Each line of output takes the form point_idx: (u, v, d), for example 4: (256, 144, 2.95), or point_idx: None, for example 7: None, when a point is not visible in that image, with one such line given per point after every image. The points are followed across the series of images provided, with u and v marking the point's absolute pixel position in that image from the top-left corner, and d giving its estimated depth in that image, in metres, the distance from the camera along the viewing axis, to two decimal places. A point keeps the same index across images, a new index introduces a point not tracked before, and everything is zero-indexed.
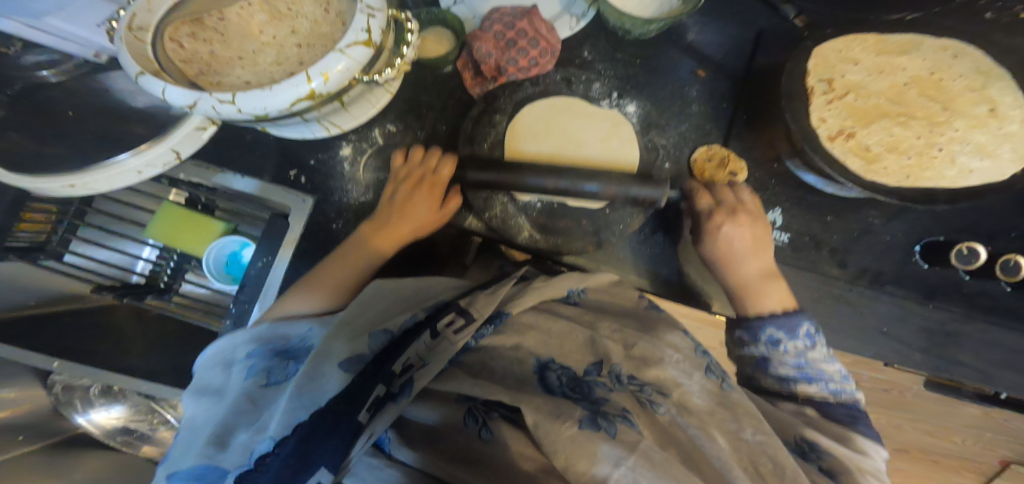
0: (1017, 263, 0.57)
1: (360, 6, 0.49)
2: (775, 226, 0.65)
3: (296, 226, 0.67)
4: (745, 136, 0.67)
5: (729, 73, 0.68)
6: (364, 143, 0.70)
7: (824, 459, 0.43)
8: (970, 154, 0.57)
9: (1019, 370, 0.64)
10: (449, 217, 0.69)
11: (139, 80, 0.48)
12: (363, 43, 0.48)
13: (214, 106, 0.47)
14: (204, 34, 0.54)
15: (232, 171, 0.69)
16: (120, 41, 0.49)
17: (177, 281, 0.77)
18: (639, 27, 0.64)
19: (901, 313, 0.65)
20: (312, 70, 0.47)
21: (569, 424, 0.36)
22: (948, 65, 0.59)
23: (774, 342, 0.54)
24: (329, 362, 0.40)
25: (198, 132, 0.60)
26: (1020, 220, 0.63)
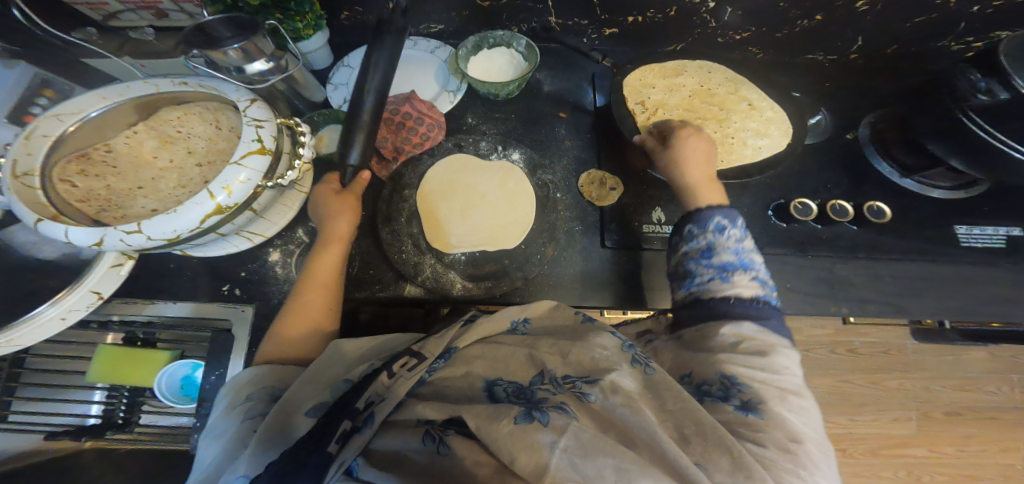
0: (839, 204, 0.72)
1: (247, 120, 0.57)
2: (661, 222, 0.73)
3: (243, 337, 0.70)
4: (613, 156, 0.77)
5: (585, 111, 0.81)
6: (291, 245, 0.75)
7: (743, 393, 0.45)
8: (753, 136, 0.72)
9: (915, 293, 0.70)
10: (390, 292, 0.70)
11: (37, 227, 0.51)
12: (256, 151, 0.55)
13: (122, 238, 0.52)
14: (96, 169, 0.59)
15: (165, 299, 0.73)
16: (10, 191, 0.51)
17: (135, 414, 0.74)
18: (501, 90, 0.78)
19: (793, 268, 0.70)
20: (214, 187, 0.54)
21: (505, 421, 0.41)
22: (708, 78, 0.77)
23: (720, 228, 0.58)
24: (296, 416, 0.45)
25: (115, 270, 0.63)
26: (835, 174, 0.77)
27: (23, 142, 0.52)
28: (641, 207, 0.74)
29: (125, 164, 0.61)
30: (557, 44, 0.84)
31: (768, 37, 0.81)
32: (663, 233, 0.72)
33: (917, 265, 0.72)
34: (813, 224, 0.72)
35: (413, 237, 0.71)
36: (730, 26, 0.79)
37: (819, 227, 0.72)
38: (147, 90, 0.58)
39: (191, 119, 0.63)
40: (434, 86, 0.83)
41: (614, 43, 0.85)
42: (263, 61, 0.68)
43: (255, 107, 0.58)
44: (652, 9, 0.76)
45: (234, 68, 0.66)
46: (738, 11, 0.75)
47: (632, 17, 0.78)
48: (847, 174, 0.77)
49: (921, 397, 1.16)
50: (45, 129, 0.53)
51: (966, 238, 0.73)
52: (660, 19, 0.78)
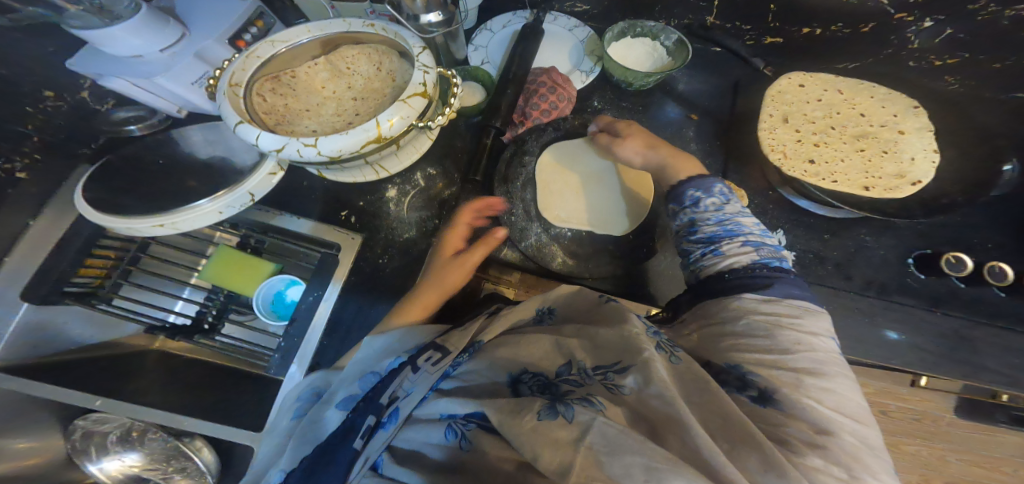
0: (1002, 268, 0.60)
1: (419, 65, 0.67)
2: (781, 246, 0.68)
3: (345, 262, 0.71)
4: (738, 168, 0.75)
5: (715, 117, 0.80)
6: (407, 186, 0.77)
7: (757, 382, 0.46)
8: (927, 156, 0.66)
9: None
10: (487, 250, 0.72)
11: (237, 127, 0.63)
12: (419, 94, 0.66)
13: (298, 149, 0.62)
14: (281, 88, 0.72)
15: (290, 214, 0.76)
16: (224, 95, 0.65)
17: (219, 322, 0.77)
18: (639, 80, 0.78)
19: (919, 322, 0.62)
20: (381, 118, 0.64)
21: (528, 418, 0.43)
22: (873, 98, 0.72)
23: (695, 203, 0.61)
24: (328, 410, 0.53)
25: (268, 177, 0.72)
26: (992, 232, 0.66)
27: (243, 60, 0.67)
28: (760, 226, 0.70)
29: (300, 90, 0.74)
30: (718, 48, 0.82)
31: (980, 68, 0.68)
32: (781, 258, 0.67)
33: None
34: (956, 281, 0.64)
35: (525, 203, 0.72)
36: (930, 50, 0.70)
37: (962, 285, 0.64)
38: (341, 28, 0.71)
39: (360, 58, 0.76)
40: (567, 63, 0.85)
41: (771, 52, 0.81)
42: (436, 15, 0.73)
43: (424, 54, 0.69)
44: (841, 22, 0.72)
45: (412, 16, 0.73)
46: (955, 33, 0.66)
47: (809, 28, 0.75)
48: (1008, 237, 0.65)
49: (931, 465, 1.07)
50: (261, 51, 0.68)
51: None
52: (845, 33, 0.73)
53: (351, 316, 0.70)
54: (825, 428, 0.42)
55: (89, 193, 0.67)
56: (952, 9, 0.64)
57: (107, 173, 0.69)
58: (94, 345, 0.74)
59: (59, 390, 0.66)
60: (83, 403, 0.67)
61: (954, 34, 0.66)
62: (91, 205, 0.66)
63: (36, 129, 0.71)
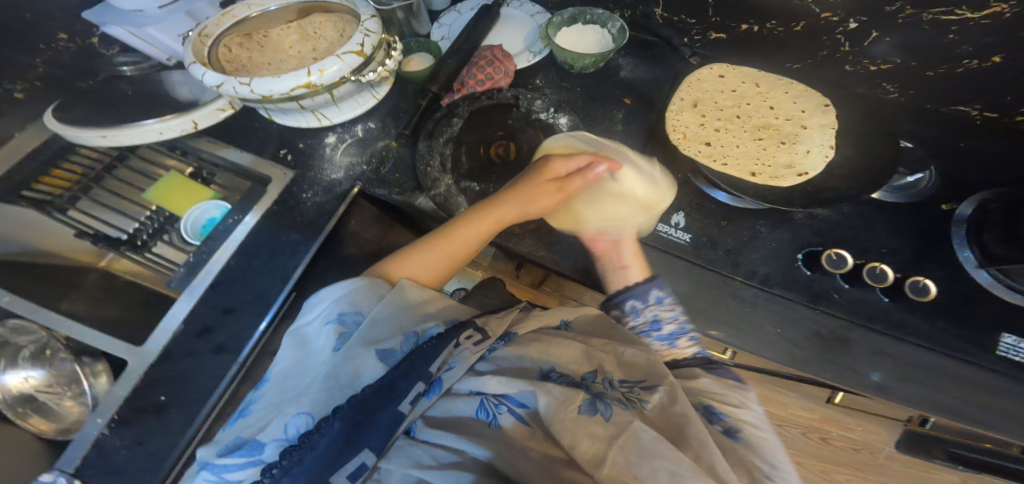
0: (880, 269, 0.62)
1: (362, 28, 0.74)
2: (677, 227, 0.70)
3: (272, 194, 0.76)
4: (656, 150, 0.76)
5: (650, 104, 0.81)
6: (346, 135, 0.83)
7: (725, 421, 0.53)
8: (819, 147, 0.70)
9: (910, 380, 0.60)
10: (404, 197, 0.76)
11: (191, 66, 0.76)
12: (355, 52, 0.73)
13: (236, 85, 0.71)
14: (249, 43, 0.85)
15: (235, 148, 0.83)
16: (191, 42, 0.79)
17: (152, 241, 0.83)
18: (577, 61, 0.81)
19: (792, 315, 0.64)
20: (313, 68, 0.71)
21: (571, 410, 0.48)
22: (787, 95, 0.78)
23: (634, 310, 0.64)
24: (368, 350, 0.50)
25: (216, 112, 0.81)
26: (889, 239, 0.66)
27: (218, 18, 0.81)
28: (662, 206, 0.71)
29: (268, 46, 0.87)
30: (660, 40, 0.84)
31: (914, 74, 0.71)
32: (675, 238, 0.70)
33: (943, 360, 0.61)
34: (839, 281, 0.65)
35: (444, 156, 0.76)
36: (864, 54, 0.71)
37: (846, 286, 0.64)
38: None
39: (324, 27, 0.88)
40: (520, 44, 0.89)
41: (716, 49, 0.83)
42: None
43: (371, 21, 0.76)
44: (774, 20, 0.74)
45: None
46: (888, 38, 0.67)
47: (747, 25, 0.77)
48: (905, 244, 0.66)
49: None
50: (237, 12, 0.83)
51: (1006, 347, 0.60)
52: (783, 33, 0.75)
53: (263, 242, 0.73)
54: (772, 463, 0.49)
55: (67, 113, 0.79)
56: (872, 11, 0.65)
57: (84, 98, 0.82)
58: (37, 251, 0.80)
59: None
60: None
61: (882, 38, 0.68)
62: (66, 123, 0.77)
63: (43, 63, 0.84)
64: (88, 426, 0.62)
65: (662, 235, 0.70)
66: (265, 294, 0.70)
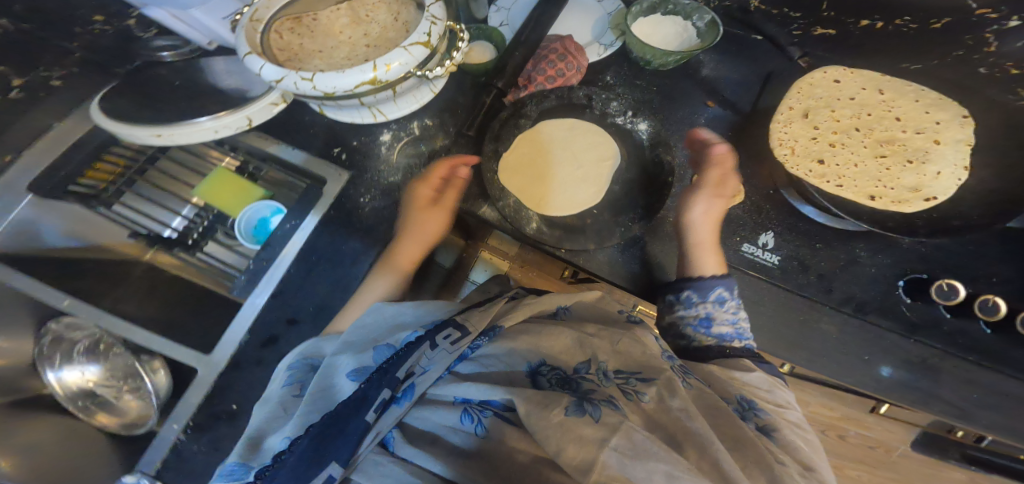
0: (994, 302, 0.55)
1: (427, 16, 0.66)
2: (765, 248, 0.65)
3: (329, 196, 0.72)
4: (745, 163, 0.70)
5: (734, 108, 0.75)
6: (403, 132, 0.77)
7: (759, 419, 0.49)
8: (951, 165, 0.65)
9: (1005, 414, 0.58)
10: (465, 205, 0.70)
11: (245, 58, 0.68)
12: (422, 44, 0.65)
13: (301, 81, 0.64)
14: (300, 30, 0.74)
15: (287, 144, 0.78)
16: (243, 30, 0.70)
17: (202, 240, 0.82)
18: (657, 58, 0.74)
19: (888, 346, 0.60)
20: (378, 62, 0.64)
21: (556, 411, 0.43)
22: (913, 105, 0.70)
23: (720, 300, 0.60)
24: (337, 376, 0.52)
25: (270, 107, 0.76)
26: (1000, 266, 0.60)
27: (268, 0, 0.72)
28: (750, 224, 0.67)
29: (318, 31, 0.76)
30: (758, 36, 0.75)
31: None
32: (763, 260, 0.65)
33: None
34: (941, 310, 0.59)
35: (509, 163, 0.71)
36: (1008, 55, 0.59)
37: (948, 316, 0.59)
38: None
39: (380, 10, 0.77)
40: (589, 34, 0.81)
41: (819, 46, 0.73)
42: None
43: (436, 7, 0.67)
44: (907, 16, 0.62)
45: None
46: None
47: (867, 21, 0.65)
48: (1017, 272, 0.59)
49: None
50: None
51: None
52: (913, 32, 0.64)
53: (325, 250, 0.70)
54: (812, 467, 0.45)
55: (108, 103, 0.72)
56: None
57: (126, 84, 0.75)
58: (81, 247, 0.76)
59: (38, 286, 0.70)
60: (51, 301, 0.70)
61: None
62: (108, 114, 0.71)
63: (80, 48, 0.74)
64: (166, 431, 0.66)
65: (748, 257, 0.66)
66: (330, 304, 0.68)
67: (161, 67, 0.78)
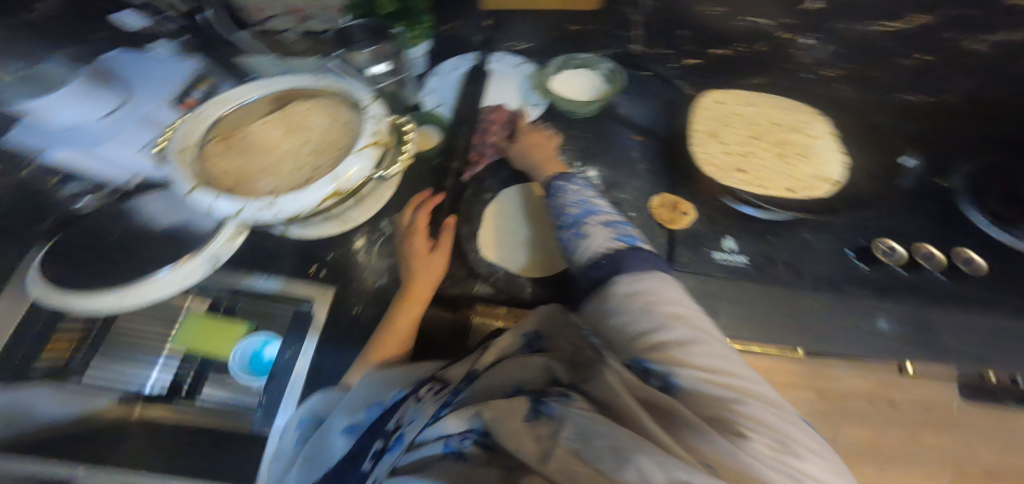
0: (928, 250, 0.69)
1: (370, 118, 0.65)
2: (733, 252, 0.72)
3: (320, 316, 0.70)
4: (687, 183, 0.79)
5: (659, 136, 0.85)
6: (375, 235, 0.77)
7: (677, 381, 0.45)
8: (831, 150, 0.77)
9: (1005, 348, 0.63)
10: (458, 289, 0.74)
11: (189, 196, 0.60)
12: (372, 145, 0.62)
13: (255, 212, 0.59)
14: (234, 149, 0.67)
15: (265, 273, 0.73)
16: (173, 162, 0.62)
17: (196, 388, 0.69)
18: (581, 109, 0.85)
19: (872, 310, 0.67)
20: (336, 174, 0.60)
21: (514, 420, 0.41)
22: (783, 110, 0.83)
23: (563, 197, 0.71)
24: (333, 432, 0.56)
25: (231, 241, 0.62)
26: (912, 219, 0.74)
27: (188, 124, 0.65)
28: (712, 235, 0.74)
29: (254, 149, 0.67)
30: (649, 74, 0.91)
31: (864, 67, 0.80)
32: (734, 262, 0.71)
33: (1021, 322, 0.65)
34: (899, 271, 0.69)
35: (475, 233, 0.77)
36: (816, 62, 0.85)
37: (906, 274, 0.68)
38: (289, 82, 0.71)
39: (313, 113, 0.71)
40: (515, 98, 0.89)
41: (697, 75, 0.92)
42: (385, 64, 0.77)
43: (375, 108, 0.67)
44: (740, 42, 0.86)
45: (357, 69, 0.77)
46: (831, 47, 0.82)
47: (721, 50, 0.88)
48: (927, 221, 0.73)
49: None
50: (206, 113, 0.66)
51: None
52: (748, 52, 0.87)
53: (335, 365, 0.69)
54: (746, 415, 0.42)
55: (48, 274, 0.59)
56: (815, 24, 0.80)
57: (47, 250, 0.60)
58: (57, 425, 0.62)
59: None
60: None
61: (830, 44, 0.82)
62: (42, 279, 0.59)
63: None
64: None
65: (722, 263, 0.72)
66: None
67: (88, 217, 0.63)
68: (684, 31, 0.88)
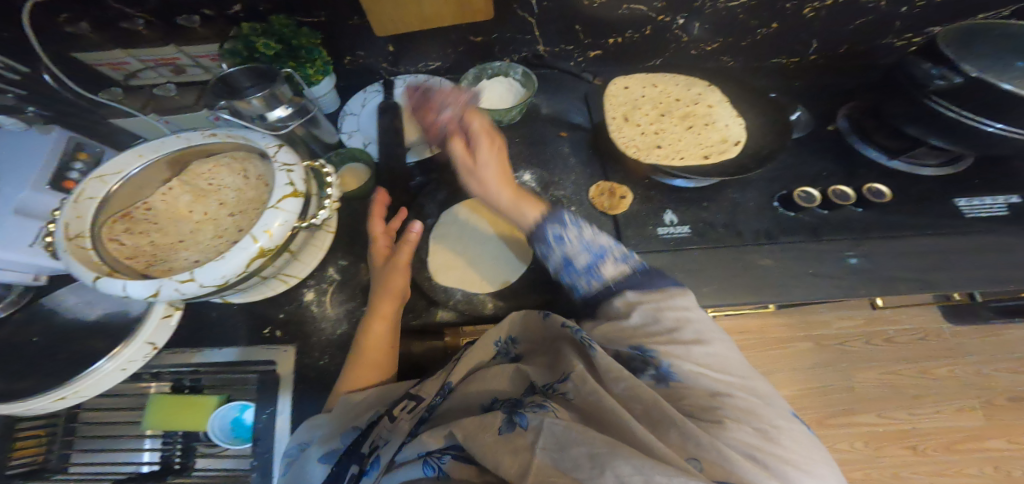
0: (839, 189, 0.73)
1: (280, 167, 0.64)
2: (674, 224, 0.74)
3: (287, 371, 0.67)
4: (617, 167, 0.81)
5: (583, 128, 0.88)
6: (323, 284, 0.75)
7: (655, 364, 0.48)
8: (731, 114, 0.82)
9: (936, 266, 0.68)
10: (424, 319, 0.72)
11: (94, 284, 0.58)
12: (291, 195, 0.61)
13: (176, 288, 0.55)
14: (139, 225, 0.69)
15: (209, 346, 0.71)
16: (65, 253, 0.60)
17: (190, 457, 0.69)
18: (504, 116, 0.87)
19: (810, 254, 0.70)
20: (256, 231, 0.58)
21: (490, 433, 0.45)
22: (680, 85, 0.88)
23: (559, 239, 0.57)
24: (311, 462, 0.55)
25: (166, 320, 0.64)
26: (823, 162, 0.79)
27: (75, 207, 0.63)
28: (651, 213, 0.76)
29: (163, 220, 0.72)
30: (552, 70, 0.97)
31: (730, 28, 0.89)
32: (678, 234, 0.73)
33: (938, 239, 0.70)
34: (818, 210, 0.73)
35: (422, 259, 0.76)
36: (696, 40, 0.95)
37: (825, 211, 0.73)
38: (179, 145, 0.71)
39: (219, 171, 0.75)
40: None
41: (603, 64, 1.01)
42: (284, 108, 0.77)
43: (285, 156, 0.66)
44: (630, 30, 0.92)
45: (257, 116, 0.76)
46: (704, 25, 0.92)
47: (613, 39, 0.94)
48: (835, 162, 0.79)
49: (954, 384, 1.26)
50: (91, 191, 0.64)
51: (967, 208, 0.73)
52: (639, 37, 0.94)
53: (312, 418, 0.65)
54: (714, 389, 0.45)
55: None
56: (684, 8, 0.88)
57: None
58: None
59: None
60: None
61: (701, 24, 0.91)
62: None
63: None
64: None
65: (666, 237, 0.74)
66: None
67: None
68: (579, 27, 0.91)
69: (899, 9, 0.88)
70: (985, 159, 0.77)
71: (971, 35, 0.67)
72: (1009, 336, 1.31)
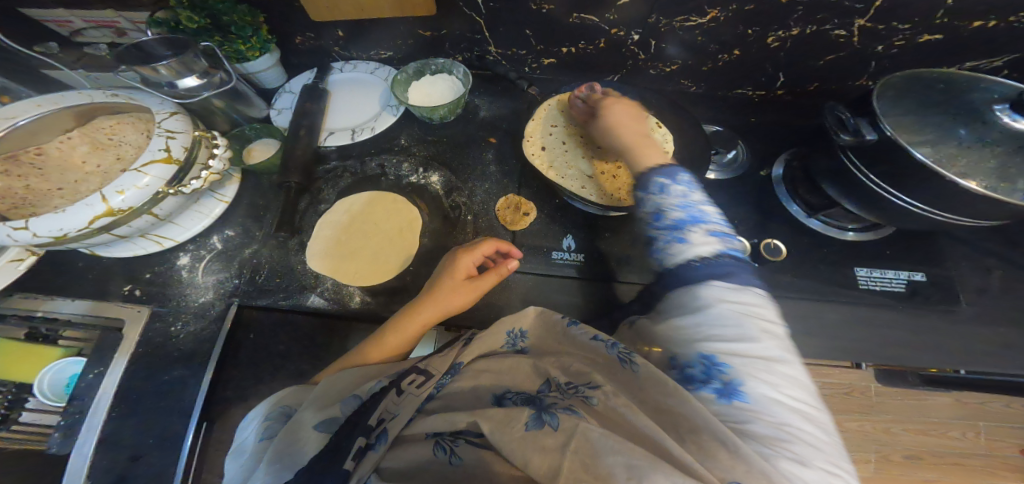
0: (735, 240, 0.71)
1: (161, 132, 0.63)
2: (570, 250, 0.73)
3: (132, 336, 0.65)
4: (531, 184, 0.79)
5: (512, 135, 0.85)
6: (202, 251, 0.72)
7: (725, 373, 0.44)
8: (655, 146, 0.79)
9: (810, 334, 0.67)
10: (293, 301, 0.69)
11: None
12: (160, 160, 0.61)
13: (8, 233, 0.56)
14: (21, 169, 0.68)
15: (64, 296, 0.68)
16: None
17: (16, 409, 0.66)
18: (430, 113, 0.83)
19: None
20: (108, 191, 0.58)
21: (517, 427, 0.47)
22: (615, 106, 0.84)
23: (663, 189, 0.55)
24: (304, 429, 0.48)
25: (14, 264, 0.65)
26: (739, 211, 0.77)
27: None
28: (550, 235, 0.74)
29: (50, 166, 0.69)
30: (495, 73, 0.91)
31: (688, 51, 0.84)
32: (571, 261, 0.72)
33: (824, 307, 0.69)
34: None
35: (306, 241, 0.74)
36: (655, 59, 0.88)
37: None
38: (81, 100, 0.70)
39: (121, 127, 0.73)
40: (376, 104, 0.89)
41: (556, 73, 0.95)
42: (194, 78, 0.76)
43: (171, 121, 0.65)
44: (583, 41, 0.86)
45: (164, 83, 0.75)
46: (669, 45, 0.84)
47: (566, 48, 0.88)
48: (751, 212, 0.77)
49: (881, 440, 1.17)
50: None
51: (864, 280, 0.70)
52: (594, 50, 0.88)
53: (149, 384, 0.63)
54: (778, 418, 0.41)
55: None
56: (642, 24, 0.80)
57: None
58: None
59: None
60: None
61: (656, 45, 0.85)
62: None
63: None
64: None
65: (557, 261, 0.72)
66: (145, 451, 0.60)
67: None
68: (528, 31, 0.85)
69: (874, 48, 0.80)
70: (906, 232, 0.73)
71: (901, 90, 0.63)
72: (930, 400, 1.20)
